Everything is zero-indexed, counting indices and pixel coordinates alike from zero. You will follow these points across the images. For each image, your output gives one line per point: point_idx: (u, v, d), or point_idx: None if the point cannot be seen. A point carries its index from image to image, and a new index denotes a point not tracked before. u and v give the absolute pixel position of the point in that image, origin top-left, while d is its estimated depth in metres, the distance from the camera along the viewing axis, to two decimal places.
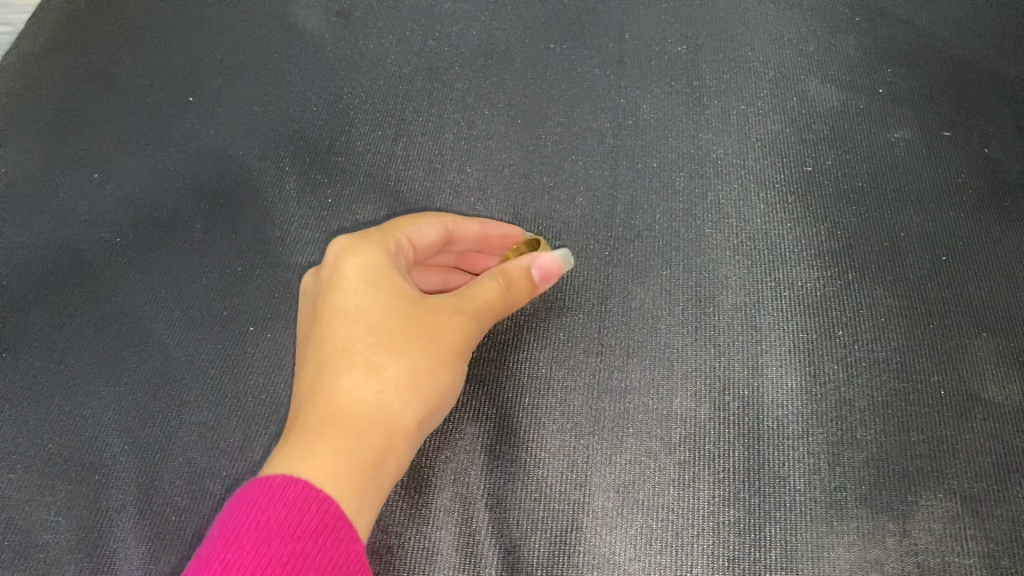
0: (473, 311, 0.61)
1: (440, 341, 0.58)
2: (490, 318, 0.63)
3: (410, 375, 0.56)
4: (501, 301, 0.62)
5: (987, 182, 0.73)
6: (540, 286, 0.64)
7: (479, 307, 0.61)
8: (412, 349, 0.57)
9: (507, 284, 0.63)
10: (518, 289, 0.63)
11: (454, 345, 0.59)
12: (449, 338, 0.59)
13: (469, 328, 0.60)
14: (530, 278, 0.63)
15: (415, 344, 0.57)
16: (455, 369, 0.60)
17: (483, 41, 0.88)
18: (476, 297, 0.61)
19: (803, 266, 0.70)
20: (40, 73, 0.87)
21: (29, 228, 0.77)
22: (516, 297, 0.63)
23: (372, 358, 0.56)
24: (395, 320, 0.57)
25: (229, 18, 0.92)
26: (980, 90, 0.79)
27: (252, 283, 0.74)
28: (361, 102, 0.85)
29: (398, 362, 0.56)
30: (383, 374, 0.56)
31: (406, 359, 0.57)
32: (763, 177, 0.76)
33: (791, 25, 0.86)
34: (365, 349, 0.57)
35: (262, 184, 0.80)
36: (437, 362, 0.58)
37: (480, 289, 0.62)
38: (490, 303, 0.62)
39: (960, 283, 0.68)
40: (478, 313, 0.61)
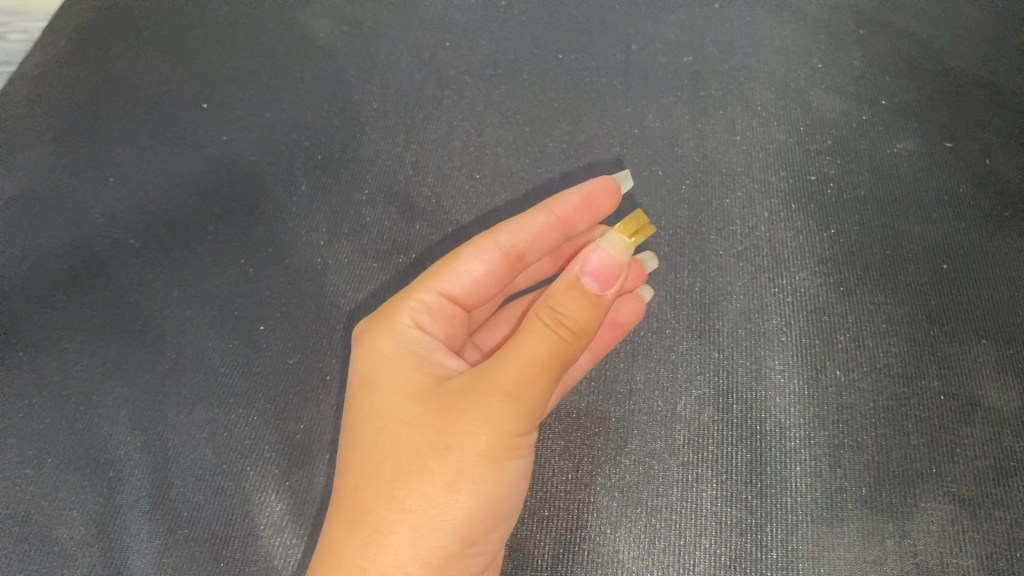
0: (519, 387, 0.46)
1: (450, 429, 0.47)
2: (533, 381, 0.46)
3: (411, 483, 0.47)
4: (551, 346, 0.46)
5: (987, 191, 0.74)
6: (602, 293, 0.46)
7: (507, 371, 0.46)
8: (414, 450, 0.48)
9: (555, 317, 0.46)
10: (574, 313, 0.46)
11: (468, 433, 0.47)
12: (462, 422, 0.47)
13: (494, 401, 0.46)
14: (583, 291, 0.46)
15: (419, 438, 0.48)
16: (475, 465, 0.47)
17: (492, 50, 0.90)
18: (512, 355, 0.46)
19: (805, 271, 0.71)
20: (56, 79, 0.89)
21: (43, 230, 0.78)
22: (580, 326, 0.46)
23: (393, 473, 0.48)
24: (406, 410, 0.50)
25: (242, 27, 0.94)
26: (981, 101, 0.80)
27: (264, 285, 0.75)
28: (372, 109, 0.86)
29: (396, 469, 0.48)
30: (381, 489, 0.48)
31: (406, 463, 0.48)
32: (767, 185, 0.77)
33: (795, 36, 0.88)
34: (387, 458, 0.49)
35: (274, 189, 0.81)
36: (454, 459, 0.47)
37: (524, 336, 0.46)
38: (529, 367, 0.46)
39: (960, 289, 0.69)
40: (515, 380, 0.46)
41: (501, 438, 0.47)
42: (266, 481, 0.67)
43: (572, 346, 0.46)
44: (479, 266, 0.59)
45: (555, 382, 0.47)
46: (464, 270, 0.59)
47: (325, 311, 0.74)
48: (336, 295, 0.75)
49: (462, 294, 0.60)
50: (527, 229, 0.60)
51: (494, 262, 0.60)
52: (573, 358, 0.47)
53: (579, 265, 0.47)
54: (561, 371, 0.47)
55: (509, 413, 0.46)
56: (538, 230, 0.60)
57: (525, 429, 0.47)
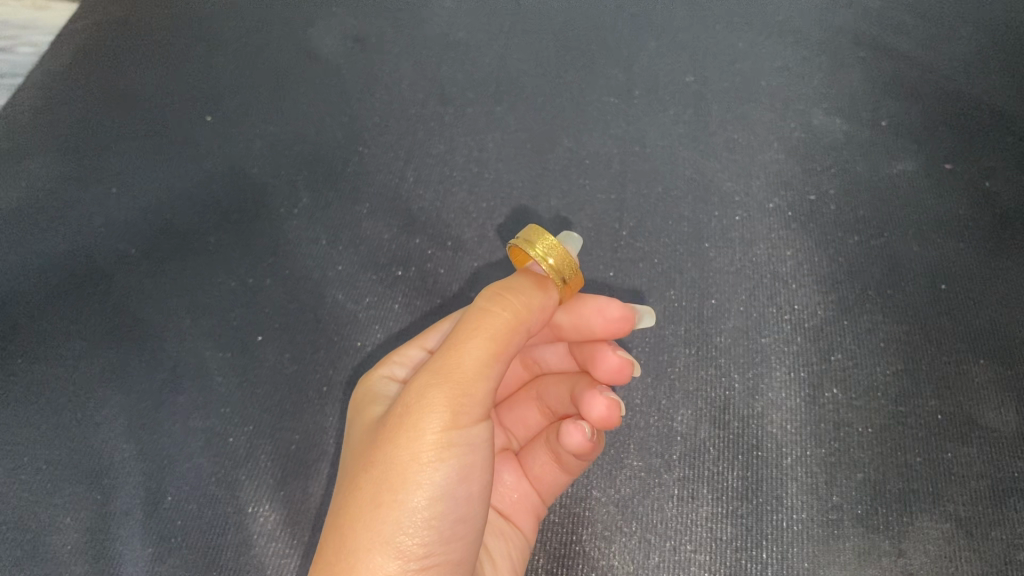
0: (442, 377, 0.44)
1: (383, 435, 0.45)
2: (465, 366, 0.44)
3: (348, 501, 0.44)
4: (478, 330, 0.45)
5: (987, 213, 0.75)
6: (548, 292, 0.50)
7: (438, 363, 0.45)
8: (354, 472, 0.45)
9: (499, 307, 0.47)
10: (514, 296, 0.48)
11: (398, 434, 0.44)
12: (393, 424, 0.45)
13: (422, 395, 0.44)
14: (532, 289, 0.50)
15: (359, 459, 0.45)
16: (407, 467, 0.43)
17: (495, 68, 0.90)
18: (441, 351, 0.46)
19: (804, 289, 0.71)
20: (62, 91, 0.89)
21: (45, 238, 0.78)
22: (519, 313, 0.47)
23: (336, 504, 0.45)
24: (355, 445, 0.48)
25: (249, 42, 0.94)
26: (981, 124, 0.81)
27: (263, 297, 0.76)
28: (376, 125, 0.87)
29: (338, 492, 0.45)
30: (328, 522, 0.44)
31: (347, 487, 0.44)
32: (768, 204, 0.77)
33: (797, 59, 0.88)
34: (335, 496, 0.45)
35: (275, 201, 0.82)
36: (383, 467, 0.43)
37: (459, 332, 0.46)
38: (461, 355, 0.45)
39: (958, 309, 0.69)
40: (439, 368, 0.45)
41: (428, 430, 0.43)
42: (260, 489, 0.67)
43: (509, 330, 0.46)
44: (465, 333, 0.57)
45: (487, 367, 0.45)
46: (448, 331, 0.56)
47: (323, 323, 0.75)
48: (335, 306, 0.76)
49: None
50: None
51: None
52: (508, 344, 0.46)
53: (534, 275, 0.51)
54: (492, 352, 0.45)
55: (439, 402, 0.44)
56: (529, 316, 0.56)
57: (458, 423, 0.44)
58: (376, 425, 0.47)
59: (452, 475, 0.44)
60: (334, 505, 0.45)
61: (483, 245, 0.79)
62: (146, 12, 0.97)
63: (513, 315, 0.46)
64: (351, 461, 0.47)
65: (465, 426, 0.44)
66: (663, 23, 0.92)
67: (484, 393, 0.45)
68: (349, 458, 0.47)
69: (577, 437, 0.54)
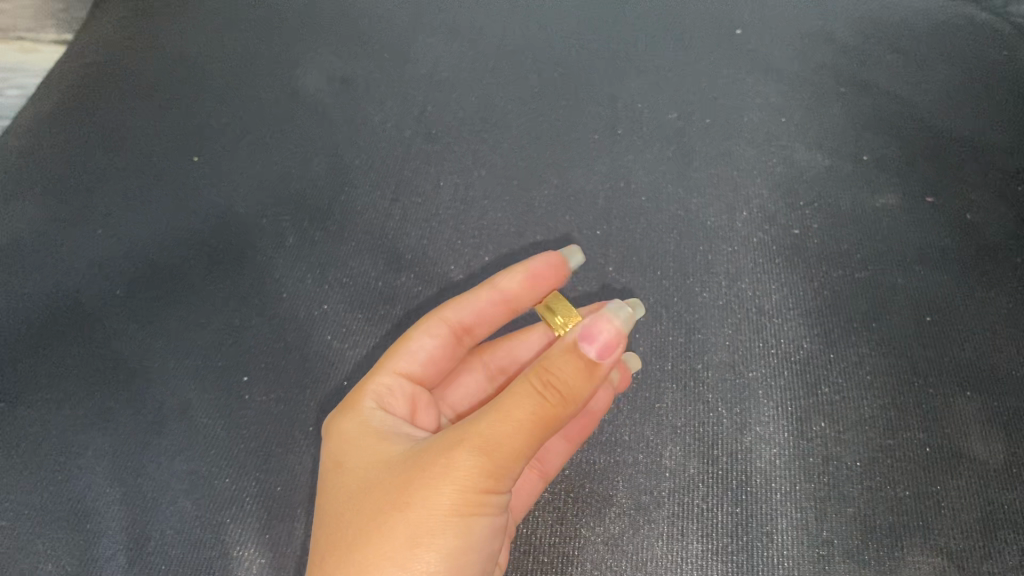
0: (487, 443, 0.44)
1: (409, 493, 0.45)
2: (510, 441, 0.45)
3: (374, 540, 0.45)
4: (528, 407, 0.45)
5: (970, 245, 0.76)
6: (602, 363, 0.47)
7: (481, 427, 0.45)
8: (380, 511, 0.46)
9: (548, 383, 0.46)
10: (563, 374, 0.46)
11: (436, 492, 0.45)
12: (425, 484, 0.45)
13: (463, 458, 0.44)
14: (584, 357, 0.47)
15: (383, 499, 0.46)
16: (440, 524, 0.45)
17: (480, 107, 0.91)
18: (486, 412, 0.46)
19: (789, 323, 0.72)
20: (47, 129, 0.89)
21: (29, 278, 0.77)
22: (573, 388, 0.46)
23: (358, 535, 0.46)
24: (373, 477, 0.49)
25: (236, 84, 0.95)
26: (962, 160, 0.82)
27: (249, 336, 0.76)
28: (362, 164, 0.87)
29: (355, 536, 0.46)
30: (344, 552, 0.46)
31: (370, 525, 0.46)
32: (752, 238, 0.78)
33: (778, 96, 0.90)
34: (354, 524, 0.47)
35: (262, 241, 0.82)
36: (416, 518, 0.45)
37: (508, 395, 0.46)
38: (508, 426, 0.45)
39: (945, 341, 0.69)
40: (488, 434, 0.45)
41: (468, 496, 0.45)
42: (245, 532, 0.66)
43: (559, 408, 0.46)
44: (432, 342, 0.61)
45: (529, 445, 0.45)
46: (417, 347, 0.61)
47: (310, 363, 0.74)
48: (322, 345, 0.75)
49: (421, 371, 0.61)
50: (471, 304, 0.62)
51: (445, 337, 0.62)
52: (555, 421, 0.46)
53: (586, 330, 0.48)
54: (538, 429, 0.45)
55: (480, 470, 0.44)
56: (484, 312, 0.62)
57: (494, 489, 0.45)
58: (406, 466, 0.47)
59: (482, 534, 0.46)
60: (355, 535, 0.46)
61: (469, 283, 0.79)
62: (132, 53, 0.98)
63: (569, 396, 0.46)
64: (372, 491, 0.47)
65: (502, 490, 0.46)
66: (644, 61, 0.93)
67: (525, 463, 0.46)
68: (367, 486, 0.48)
69: (605, 396, 0.62)
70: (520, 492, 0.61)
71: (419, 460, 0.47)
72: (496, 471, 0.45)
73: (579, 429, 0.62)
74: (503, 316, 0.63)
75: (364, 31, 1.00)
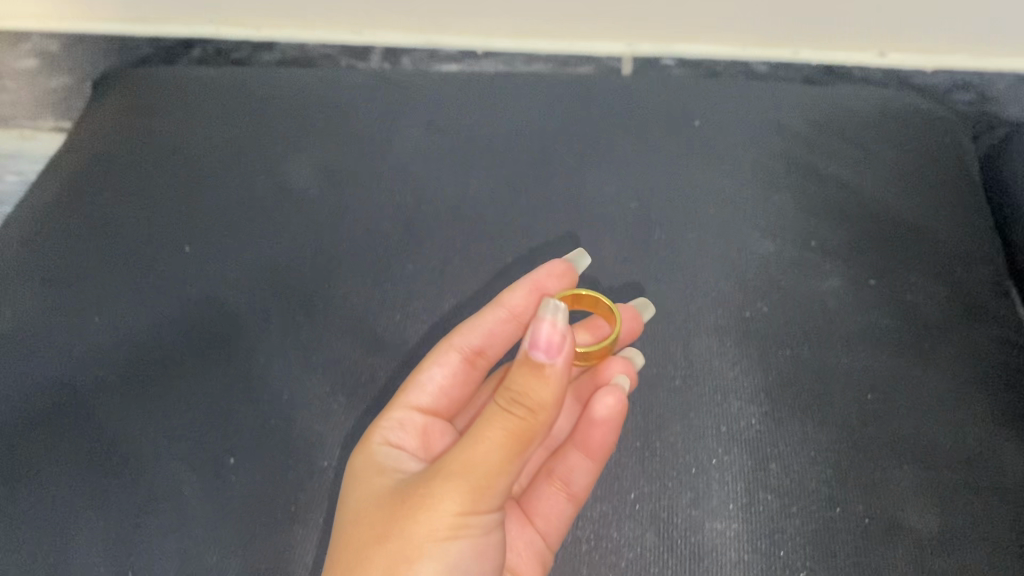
0: (462, 472, 0.55)
1: (405, 518, 0.56)
2: (482, 465, 0.55)
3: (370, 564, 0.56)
4: (501, 432, 0.55)
5: (907, 329, 0.83)
6: (554, 364, 0.56)
7: (458, 458, 0.56)
8: (375, 539, 0.57)
9: (515, 401, 0.56)
10: (528, 393, 0.56)
11: (419, 519, 0.56)
12: (417, 506, 0.56)
13: (444, 489, 0.55)
14: (537, 362, 0.56)
15: (378, 527, 0.58)
16: (425, 547, 0.55)
17: (456, 198, 0.97)
18: (462, 443, 0.56)
19: (740, 402, 0.77)
20: (49, 228, 0.96)
21: (30, 368, 0.83)
22: (541, 407, 0.56)
23: (357, 560, 0.57)
24: (373, 508, 0.60)
25: (226, 178, 1.02)
26: (900, 248, 0.90)
27: (235, 419, 0.80)
28: (344, 251, 0.93)
29: (357, 559, 0.57)
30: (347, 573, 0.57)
31: (366, 551, 0.57)
32: (706, 321, 0.83)
33: (733, 184, 0.97)
34: (356, 549, 0.58)
35: (249, 327, 0.87)
36: (404, 543, 0.56)
37: (483, 424, 0.56)
38: (479, 453, 0.55)
39: (884, 419, 0.76)
40: (464, 465, 0.55)
41: (450, 518, 0.55)
42: None
43: (527, 424, 0.56)
44: (444, 371, 0.74)
45: (506, 463, 0.55)
46: (427, 377, 0.74)
47: (292, 444, 0.79)
48: (304, 428, 0.80)
49: (436, 396, 0.74)
50: (480, 327, 0.76)
51: (457, 363, 0.75)
52: (525, 441, 0.56)
53: (533, 339, 0.57)
54: (508, 453, 0.55)
55: (456, 496, 0.55)
56: (496, 331, 0.77)
57: (473, 512, 0.56)
58: (401, 499, 0.58)
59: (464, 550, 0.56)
60: (353, 560, 0.58)
61: None
62: (134, 149, 1.06)
63: (536, 418, 0.56)
64: (371, 521, 0.59)
65: (483, 510, 0.56)
66: (608, 152, 1.00)
67: (504, 485, 0.56)
68: (368, 516, 0.60)
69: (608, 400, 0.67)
70: (548, 518, 0.69)
71: (411, 492, 0.58)
72: (471, 495, 0.55)
73: (591, 441, 0.69)
74: (512, 331, 0.77)
75: (351, 123, 1.07)
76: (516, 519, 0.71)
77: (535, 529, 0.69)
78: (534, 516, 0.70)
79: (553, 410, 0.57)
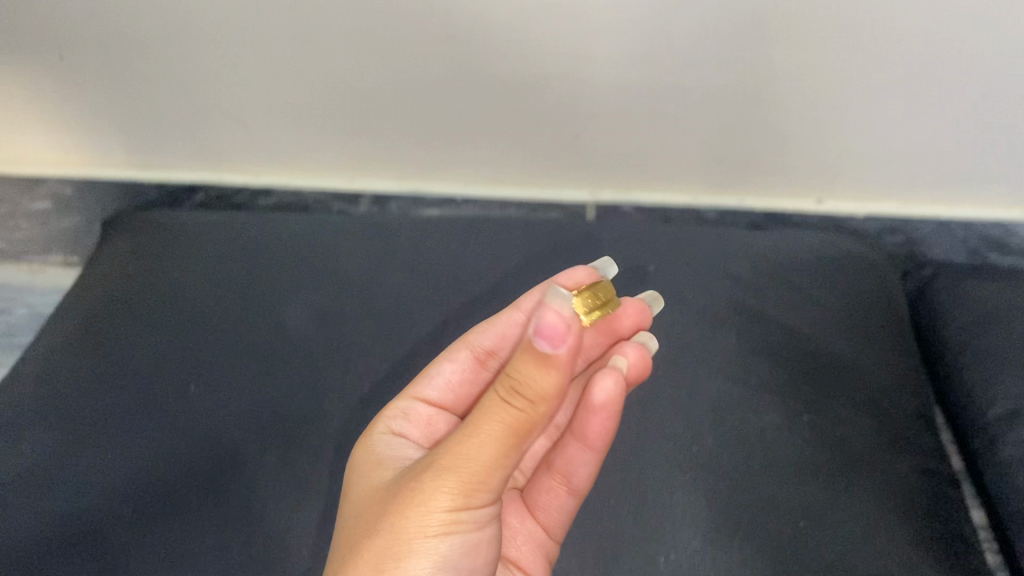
0: (458, 465, 0.61)
1: (402, 509, 0.64)
2: (475, 460, 0.60)
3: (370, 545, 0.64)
4: (497, 428, 0.60)
5: (838, 456, 0.95)
6: (556, 353, 0.57)
7: (453, 452, 0.61)
8: (375, 528, 0.64)
9: (514, 395, 0.60)
10: (528, 387, 0.59)
11: (415, 510, 0.63)
12: (414, 497, 0.63)
13: (439, 482, 0.62)
14: (540, 350, 0.57)
15: (379, 515, 0.65)
16: (420, 535, 0.63)
17: (437, 337, 1.08)
18: (457, 438, 0.62)
19: (687, 530, 0.89)
20: (64, 367, 1.07)
21: (47, 500, 0.93)
22: (537, 403, 0.59)
23: (360, 542, 0.65)
24: (377, 500, 0.68)
25: (227, 317, 1.13)
26: (832, 382, 1.03)
27: (235, 547, 0.89)
28: (335, 387, 1.03)
29: (360, 541, 0.65)
30: (351, 550, 0.66)
31: (366, 538, 0.65)
32: (658, 457, 0.96)
33: (683, 328, 1.09)
34: (359, 535, 0.66)
35: (247, 460, 0.96)
36: (401, 529, 0.63)
37: (480, 417, 0.61)
38: (473, 448, 0.60)
39: (816, 541, 0.88)
40: (461, 459, 0.61)
41: (444, 512, 0.62)
42: None
43: (523, 421, 0.60)
44: (457, 366, 0.89)
45: (498, 458, 0.60)
46: (438, 373, 0.88)
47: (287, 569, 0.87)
48: (298, 554, 0.88)
49: (444, 391, 0.88)
50: (492, 330, 0.89)
51: (467, 361, 0.89)
52: (520, 438, 0.60)
53: (537, 327, 0.57)
54: (502, 449, 0.60)
55: (452, 486, 0.61)
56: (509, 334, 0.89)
57: (466, 505, 0.62)
58: (404, 486, 0.65)
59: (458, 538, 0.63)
60: (356, 541, 0.66)
61: None
62: (145, 299, 1.16)
63: (533, 413, 0.59)
64: (378, 506, 0.67)
65: (478, 499, 0.62)
66: None
67: (496, 479, 0.61)
68: (377, 502, 0.68)
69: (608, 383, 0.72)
70: (551, 507, 0.87)
71: (411, 480, 0.65)
72: (464, 485, 0.61)
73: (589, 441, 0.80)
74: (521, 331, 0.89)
75: (351, 261, 1.20)
76: (525, 511, 0.89)
77: (536, 518, 0.88)
78: (538, 512, 0.88)
79: (552, 403, 0.60)
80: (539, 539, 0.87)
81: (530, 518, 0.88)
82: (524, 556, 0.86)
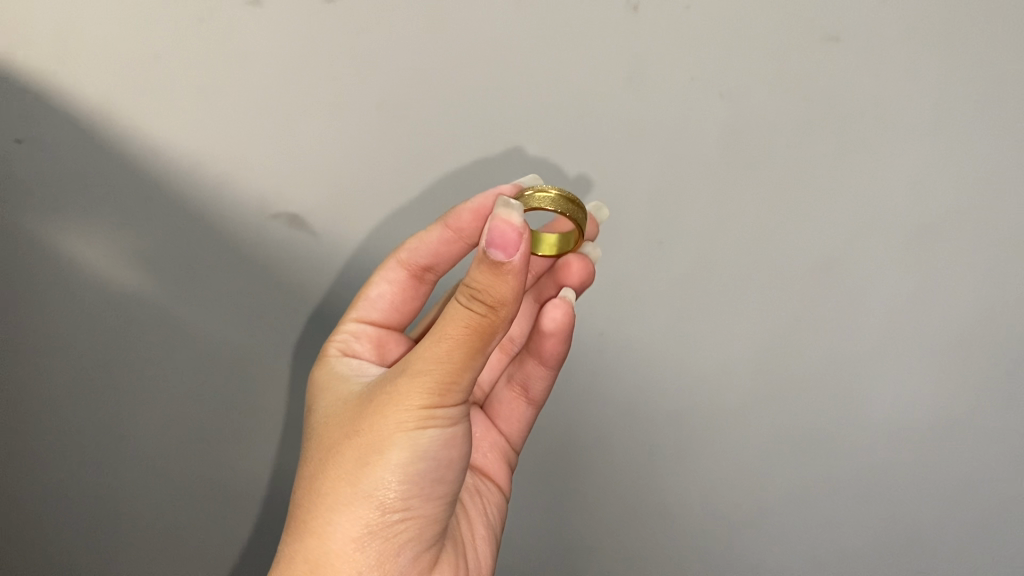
0: (423, 371, 0.69)
1: (383, 410, 0.73)
2: (438, 358, 0.68)
3: (368, 431, 0.73)
4: (456, 331, 0.66)
5: None
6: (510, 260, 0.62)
7: (419, 364, 0.69)
8: (368, 420, 0.74)
9: (474, 298, 0.66)
10: (486, 287, 0.64)
11: (392, 410, 0.72)
12: (391, 399, 0.72)
13: (411, 385, 0.70)
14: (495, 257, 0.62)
15: (366, 413, 0.75)
16: (398, 435, 0.72)
17: None
18: (425, 343, 0.69)
19: None
20: None
21: None
22: (501, 292, 0.64)
23: (355, 433, 0.75)
24: (363, 395, 0.78)
25: None
26: None
27: None
28: None
29: (357, 427, 0.75)
30: (350, 433, 0.75)
31: (362, 429, 0.74)
32: None
33: None
34: (354, 426, 0.75)
35: None
36: (390, 419, 0.72)
37: (444, 323, 0.67)
38: (437, 350, 0.68)
39: None
40: (426, 365, 0.68)
41: (417, 410, 0.70)
42: None
43: (488, 319, 0.65)
44: (387, 283, 1.01)
45: (463, 357, 0.67)
46: (376, 296, 1.01)
47: None
48: None
49: (383, 306, 1.01)
50: (425, 247, 0.96)
51: (402, 275, 1.00)
52: (480, 340, 0.66)
53: (491, 233, 0.62)
54: (463, 353, 0.67)
55: (421, 387, 0.69)
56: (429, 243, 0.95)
57: (435, 408, 0.70)
58: (385, 383, 0.74)
59: (432, 429, 0.71)
60: (354, 433, 0.75)
61: None
62: None
63: (491, 317, 0.65)
64: (366, 400, 0.77)
65: (446, 401, 0.70)
66: None
67: (464, 379, 0.69)
68: (365, 396, 0.78)
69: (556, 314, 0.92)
70: (509, 417, 1.08)
71: (391, 379, 0.73)
72: (431, 388, 0.69)
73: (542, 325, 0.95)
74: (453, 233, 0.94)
75: None
76: (482, 423, 1.09)
77: (498, 418, 1.09)
78: (498, 421, 1.08)
79: (510, 307, 0.66)
80: (498, 445, 1.07)
81: (491, 426, 1.08)
82: (491, 456, 1.05)
